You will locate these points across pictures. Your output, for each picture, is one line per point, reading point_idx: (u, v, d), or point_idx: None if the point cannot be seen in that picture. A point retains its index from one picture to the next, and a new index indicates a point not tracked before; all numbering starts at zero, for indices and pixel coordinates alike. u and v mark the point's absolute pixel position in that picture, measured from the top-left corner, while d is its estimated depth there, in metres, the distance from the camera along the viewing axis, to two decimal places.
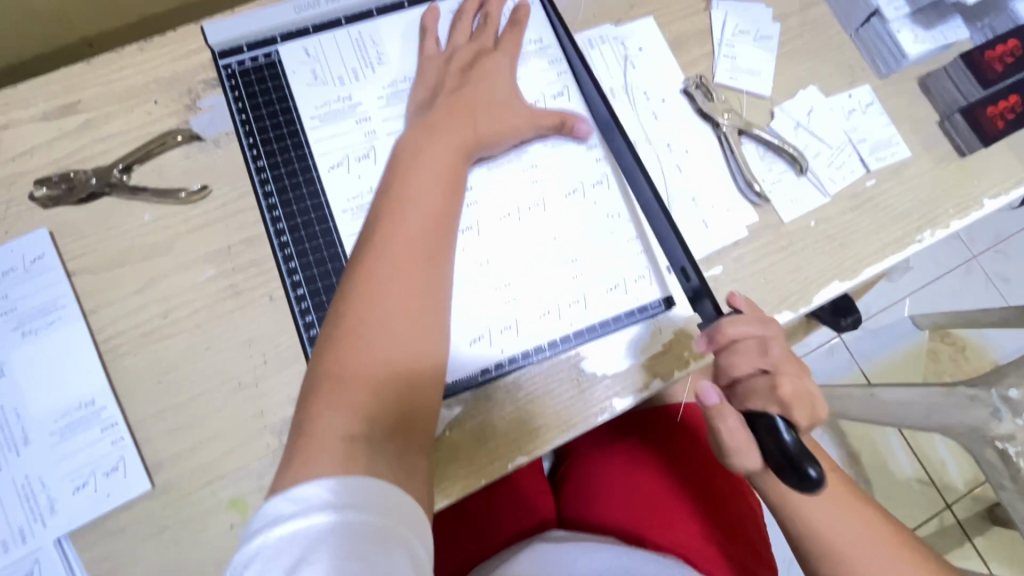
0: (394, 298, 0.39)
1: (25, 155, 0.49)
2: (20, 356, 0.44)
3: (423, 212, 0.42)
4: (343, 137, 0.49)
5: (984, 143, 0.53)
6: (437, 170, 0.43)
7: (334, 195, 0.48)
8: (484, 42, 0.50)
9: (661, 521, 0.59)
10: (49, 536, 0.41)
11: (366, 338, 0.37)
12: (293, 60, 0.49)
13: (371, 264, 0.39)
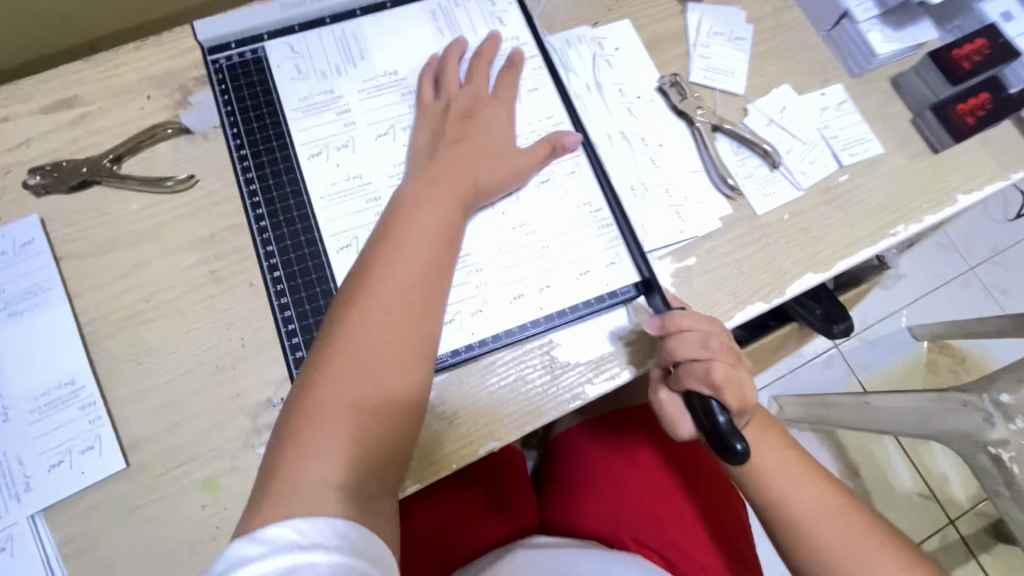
0: (379, 346, 0.38)
1: (21, 146, 0.51)
2: (5, 336, 0.45)
3: (417, 262, 0.41)
4: (323, 128, 0.50)
5: (956, 139, 0.55)
6: (434, 221, 0.43)
7: (313, 182, 0.49)
8: (479, 89, 0.51)
9: (637, 526, 0.58)
10: (23, 512, 0.42)
11: (347, 386, 0.37)
12: (277, 57, 0.52)
13: (356, 312, 0.39)
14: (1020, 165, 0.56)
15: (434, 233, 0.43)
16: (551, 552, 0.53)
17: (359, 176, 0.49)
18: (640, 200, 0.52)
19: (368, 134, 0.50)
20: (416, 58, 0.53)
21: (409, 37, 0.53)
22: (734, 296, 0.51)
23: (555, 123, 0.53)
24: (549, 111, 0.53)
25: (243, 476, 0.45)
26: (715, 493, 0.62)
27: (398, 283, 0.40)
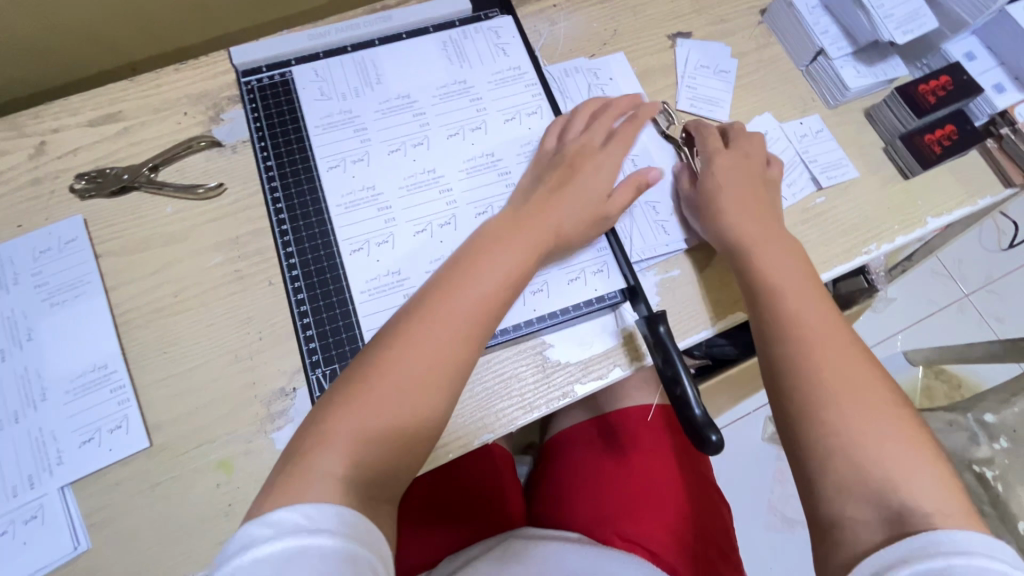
0: (423, 365, 0.41)
1: (70, 154, 0.56)
2: (46, 323, 0.50)
3: (479, 295, 0.44)
4: (343, 144, 0.56)
5: (924, 167, 0.59)
6: (504, 261, 0.46)
7: (333, 191, 0.54)
8: (594, 138, 0.54)
9: (621, 526, 0.61)
10: (54, 484, 0.46)
11: (382, 393, 0.39)
12: (305, 81, 0.57)
13: (415, 328, 0.42)
14: (988, 191, 0.60)
15: (503, 273, 0.46)
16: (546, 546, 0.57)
17: (376, 186, 0.54)
18: (628, 215, 0.56)
19: (384, 149, 0.56)
20: (428, 83, 0.58)
21: (421, 65, 0.59)
22: (715, 306, 0.55)
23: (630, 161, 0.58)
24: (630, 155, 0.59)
25: (255, 459, 0.48)
26: (697, 497, 0.65)
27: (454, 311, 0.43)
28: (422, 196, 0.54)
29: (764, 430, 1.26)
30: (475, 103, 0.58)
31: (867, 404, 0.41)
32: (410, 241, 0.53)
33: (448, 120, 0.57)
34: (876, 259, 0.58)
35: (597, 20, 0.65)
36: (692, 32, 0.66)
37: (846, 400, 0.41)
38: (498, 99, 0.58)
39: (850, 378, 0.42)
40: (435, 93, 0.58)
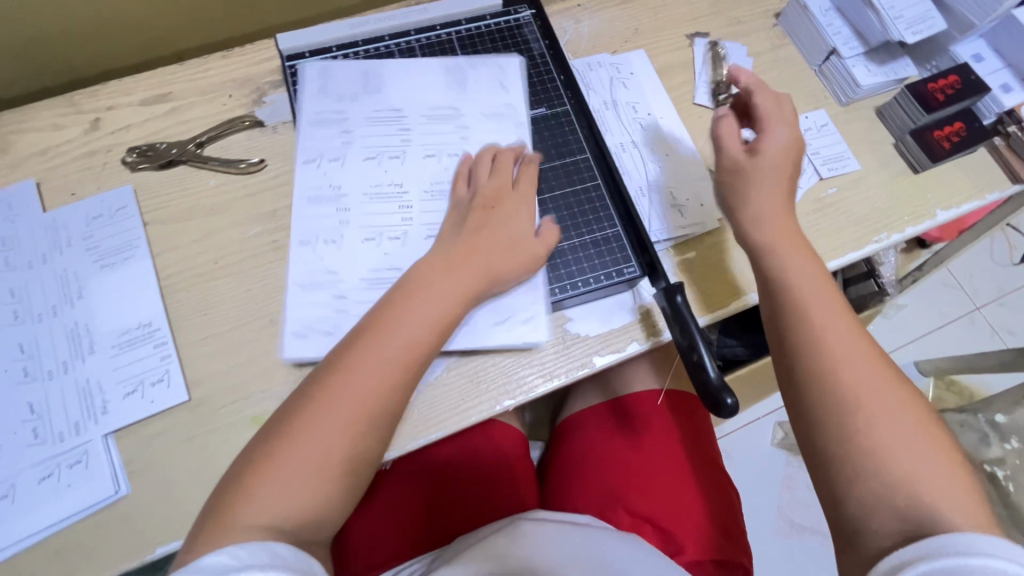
0: (342, 418, 0.41)
1: (123, 130, 0.60)
2: (95, 282, 0.53)
3: (405, 341, 0.44)
4: (322, 150, 0.58)
5: (933, 161, 0.61)
6: (432, 309, 0.46)
7: (305, 200, 0.56)
8: (502, 181, 0.54)
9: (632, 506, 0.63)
10: (99, 432, 0.48)
11: (301, 449, 0.40)
12: (315, 82, 0.60)
13: (336, 382, 0.42)
14: (997, 187, 0.62)
15: (429, 320, 0.46)
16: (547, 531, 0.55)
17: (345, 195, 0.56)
18: (646, 200, 0.59)
19: (356, 160, 0.57)
20: (424, 96, 0.60)
21: (423, 79, 0.60)
22: (731, 288, 0.56)
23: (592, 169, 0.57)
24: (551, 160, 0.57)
25: None
26: (707, 477, 0.66)
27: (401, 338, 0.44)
28: (382, 207, 0.56)
29: (774, 435, 1.26)
30: (457, 119, 0.59)
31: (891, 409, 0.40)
32: (361, 249, 0.54)
33: (429, 136, 0.58)
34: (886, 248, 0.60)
35: (619, 19, 0.68)
36: (710, 32, 0.69)
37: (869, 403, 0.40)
38: (484, 118, 0.59)
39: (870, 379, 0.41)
40: (427, 107, 0.59)
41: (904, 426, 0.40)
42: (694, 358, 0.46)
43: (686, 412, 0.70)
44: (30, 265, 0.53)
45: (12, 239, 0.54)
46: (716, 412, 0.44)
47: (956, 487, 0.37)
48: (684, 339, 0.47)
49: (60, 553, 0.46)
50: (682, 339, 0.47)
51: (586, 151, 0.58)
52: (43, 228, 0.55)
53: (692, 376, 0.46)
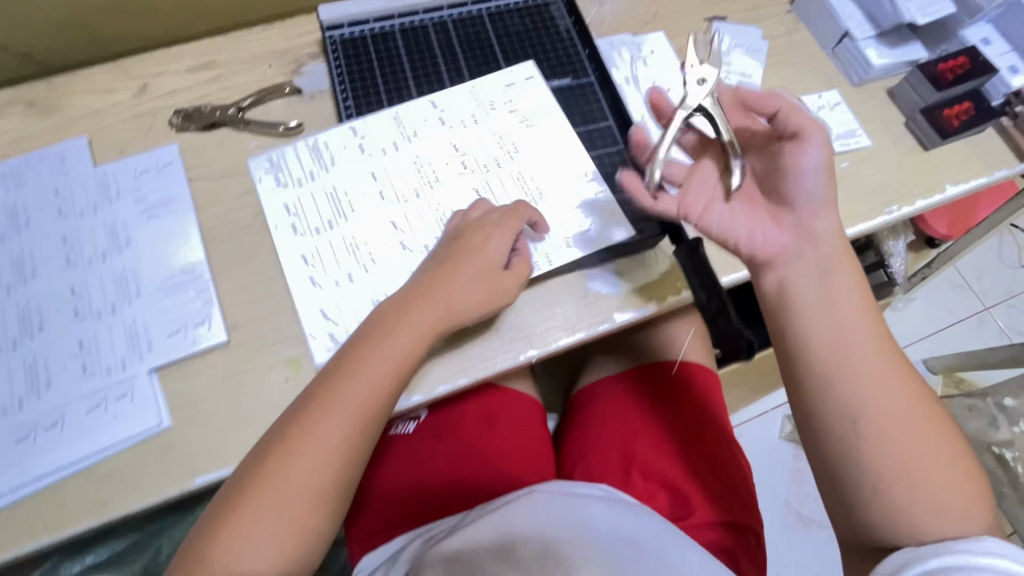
0: (317, 452, 0.44)
1: (169, 95, 0.64)
2: (143, 231, 0.56)
3: (374, 376, 0.47)
4: (381, 133, 0.60)
5: (943, 138, 0.63)
6: (397, 346, 0.48)
7: (308, 147, 0.60)
8: (491, 213, 0.54)
9: (646, 469, 0.66)
10: (144, 367, 0.51)
11: (280, 484, 0.43)
12: (444, 91, 0.62)
13: (312, 418, 0.45)
14: (1004, 165, 0.64)
15: (394, 357, 0.48)
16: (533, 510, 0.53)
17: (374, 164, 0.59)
18: (666, 169, 0.62)
19: (415, 155, 0.59)
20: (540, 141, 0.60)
21: (543, 125, 0.60)
22: None
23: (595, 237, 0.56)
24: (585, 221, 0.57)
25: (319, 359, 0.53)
26: (718, 444, 0.68)
27: (395, 355, 0.48)
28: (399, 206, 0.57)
29: (782, 428, 1.27)
30: (516, 149, 0.59)
31: (914, 448, 0.43)
32: (364, 216, 0.57)
33: (497, 180, 0.58)
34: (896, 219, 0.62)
35: (641, 3, 0.71)
36: (727, 16, 0.72)
37: (897, 438, 0.43)
38: (565, 180, 0.58)
39: (898, 416, 0.44)
40: (529, 145, 0.60)
41: (925, 454, 0.43)
42: (712, 311, 0.49)
43: (697, 383, 0.72)
44: (81, 214, 0.56)
45: (64, 189, 0.57)
46: (737, 355, 0.46)
47: (966, 511, 0.42)
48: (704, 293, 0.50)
49: (104, 481, 0.48)
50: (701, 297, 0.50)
51: (610, 118, 0.61)
52: (94, 181, 0.58)
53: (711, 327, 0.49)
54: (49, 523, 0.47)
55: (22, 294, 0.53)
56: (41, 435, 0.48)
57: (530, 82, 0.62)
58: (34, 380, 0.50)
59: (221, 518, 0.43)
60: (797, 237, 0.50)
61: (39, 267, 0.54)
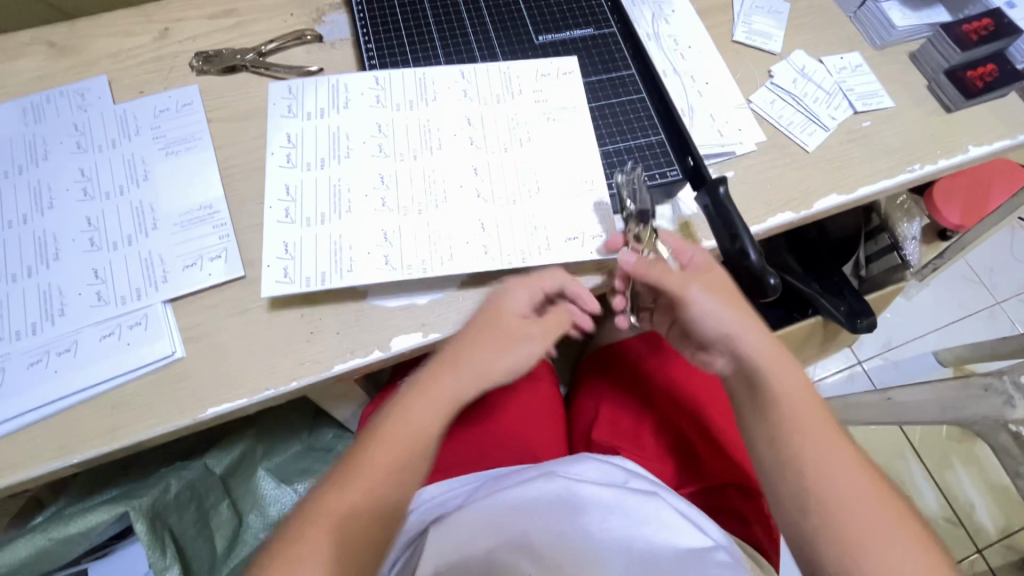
0: (380, 483, 0.41)
1: (190, 40, 0.63)
2: (161, 167, 0.56)
3: (427, 420, 0.45)
4: (402, 88, 0.56)
5: (966, 98, 0.62)
6: (445, 395, 0.47)
7: (329, 87, 0.56)
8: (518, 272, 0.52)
9: (646, 444, 0.65)
10: (159, 298, 0.50)
11: (341, 517, 0.38)
12: (477, 65, 0.58)
13: (365, 461, 0.42)
14: None
15: (447, 404, 0.47)
16: (518, 494, 0.50)
17: (384, 109, 0.55)
18: (689, 122, 0.61)
19: (423, 115, 0.55)
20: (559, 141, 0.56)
21: (569, 121, 0.56)
22: (767, 205, 0.58)
23: (581, 244, 0.52)
24: (578, 227, 0.52)
25: (334, 296, 0.52)
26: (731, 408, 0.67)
27: (449, 391, 0.47)
28: (392, 162, 0.53)
29: None
30: (520, 115, 0.56)
31: (875, 523, 0.37)
32: (358, 162, 0.53)
33: (499, 170, 0.53)
34: (919, 177, 0.61)
35: None
36: None
37: (849, 510, 0.38)
38: (571, 182, 0.53)
39: (850, 487, 0.39)
40: (546, 136, 0.55)
41: (888, 536, 0.37)
42: (734, 268, 0.51)
43: None
44: (100, 149, 0.56)
45: (83, 125, 0.57)
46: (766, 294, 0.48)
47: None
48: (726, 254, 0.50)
49: (116, 408, 0.47)
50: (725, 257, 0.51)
51: (631, 68, 0.61)
52: (114, 119, 0.58)
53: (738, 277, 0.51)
54: (60, 447, 0.46)
55: (39, 224, 0.53)
56: (54, 360, 0.48)
57: (568, 77, 0.57)
58: (48, 307, 0.50)
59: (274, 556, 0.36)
60: (729, 361, 0.47)
61: (57, 198, 0.54)
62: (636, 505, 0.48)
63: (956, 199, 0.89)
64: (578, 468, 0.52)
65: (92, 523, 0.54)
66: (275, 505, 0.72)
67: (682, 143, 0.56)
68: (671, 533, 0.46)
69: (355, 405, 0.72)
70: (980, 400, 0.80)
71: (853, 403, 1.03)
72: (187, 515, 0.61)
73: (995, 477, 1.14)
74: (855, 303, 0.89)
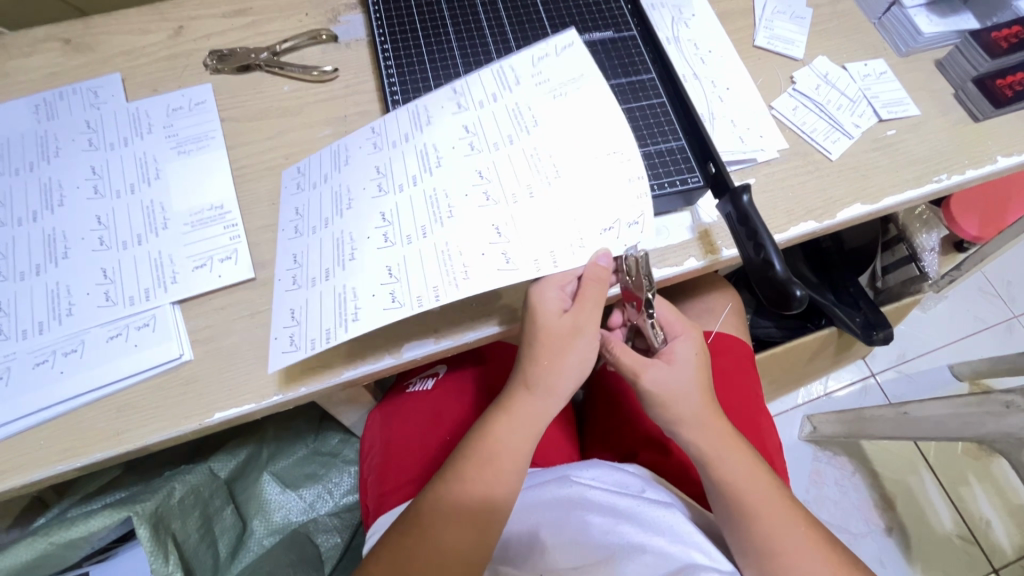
0: (472, 492, 0.45)
1: (204, 38, 0.63)
2: (173, 166, 0.55)
3: (514, 439, 0.47)
4: (397, 125, 0.52)
5: (996, 107, 0.61)
6: (527, 416, 0.47)
7: (330, 151, 0.54)
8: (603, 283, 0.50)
9: (653, 444, 0.65)
10: (167, 299, 0.50)
11: (443, 513, 0.44)
12: (466, 77, 0.53)
13: (464, 469, 0.46)
14: None
15: (531, 425, 0.47)
16: (532, 493, 0.51)
17: (386, 152, 0.51)
18: (709, 127, 0.60)
19: (418, 143, 0.51)
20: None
21: (578, 97, 0.50)
22: (789, 214, 0.57)
23: (616, 237, 0.47)
24: (612, 216, 0.47)
25: None
26: (747, 405, 0.66)
27: (531, 414, 0.47)
28: (392, 197, 0.49)
29: (802, 429, 1.16)
30: (526, 96, 0.51)
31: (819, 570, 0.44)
32: (361, 165, 0.52)
33: (507, 165, 0.49)
34: (945, 188, 0.60)
35: None
36: None
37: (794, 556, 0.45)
38: (595, 159, 0.48)
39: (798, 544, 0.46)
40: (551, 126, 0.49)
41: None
42: (754, 277, 0.48)
43: (723, 353, 0.69)
44: (112, 147, 0.56)
45: (95, 122, 0.57)
46: (789, 306, 0.47)
47: None
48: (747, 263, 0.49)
49: (123, 410, 0.47)
50: (745, 268, 0.49)
51: (651, 72, 0.60)
52: (126, 116, 0.57)
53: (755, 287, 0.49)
54: (65, 450, 0.45)
55: (49, 222, 0.52)
56: (60, 360, 0.47)
57: (569, 52, 0.51)
58: (56, 306, 0.49)
59: (388, 543, 0.44)
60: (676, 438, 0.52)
61: (67, 196, 0.53)
62: (653, 514, 0.47)
63: (976, 211, 0.83)
64: (592, 472, 0.51)
65: (94, 527, 0.53)
66: (280, 510, 0.71)
67: (703, 149, 0.54)
68: (688, 547, 0.45)
69: (361, 410, 0.71)
70: (1004, 416, 0.76)
71: (866, 417, 1.00)
72: (190, 521, 0.60)
73: (1012, 496, 1.11)
74: (871, 314, 0.87)
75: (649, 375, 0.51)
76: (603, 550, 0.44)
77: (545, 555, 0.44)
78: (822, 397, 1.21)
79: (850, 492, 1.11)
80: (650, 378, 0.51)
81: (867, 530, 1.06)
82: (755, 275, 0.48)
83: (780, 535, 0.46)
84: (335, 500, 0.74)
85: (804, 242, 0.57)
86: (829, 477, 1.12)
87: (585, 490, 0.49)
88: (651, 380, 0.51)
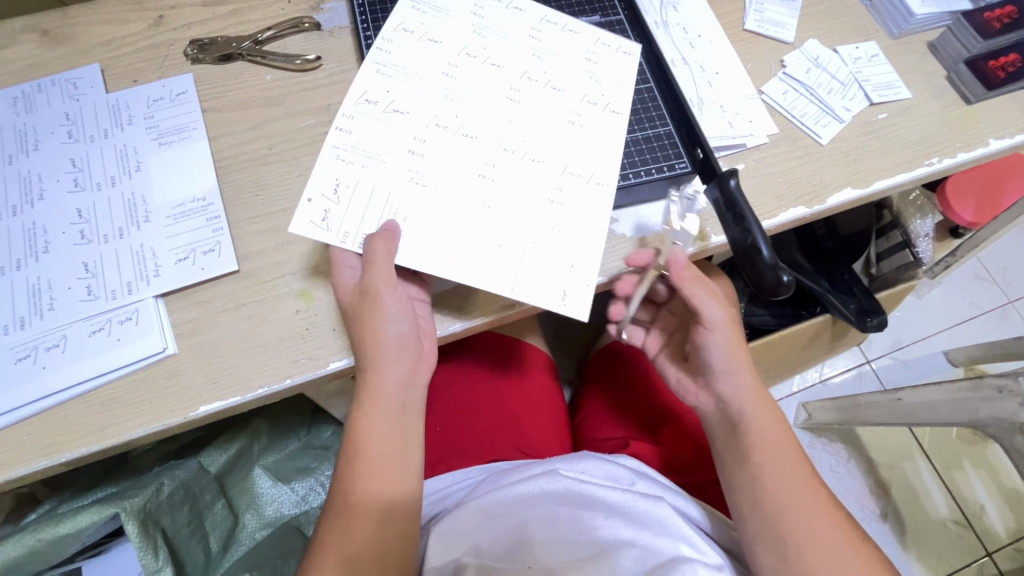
0: (377, 492, 0.43)
1: (185, 27, 0.61)
2: (154, 158, 0.54)
3: (384, 427, 0.45)
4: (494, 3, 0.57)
5: (988, 89, 0.60)
6: (390, 397, 0.45)
7: None
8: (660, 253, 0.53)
9: (645, 433, 0.66)
10: (150, 292, 0.49)
11: (360, 528, 0.42)
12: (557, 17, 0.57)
13: (359, 477, 0.44)
14: None
15: (396, 406, 0.45)
16: (518, 488, 0.50)
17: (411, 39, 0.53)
18: (698, 112, 0.59)
19: (450, 39, 0.54)
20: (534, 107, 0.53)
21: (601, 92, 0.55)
22: (778, 199, 0.56)
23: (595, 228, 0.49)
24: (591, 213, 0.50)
25: (334, 291, 0.50)
26: None
27: (391, 389, 0.45)
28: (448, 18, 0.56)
29: (798, 416, 1.16)
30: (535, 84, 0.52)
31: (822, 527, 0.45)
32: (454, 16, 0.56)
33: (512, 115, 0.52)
34: (937, 171, 0.59)
35: None
36: None
37: (799, 510, 0.45)
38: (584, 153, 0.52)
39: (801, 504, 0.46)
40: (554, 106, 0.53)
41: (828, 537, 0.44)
42: (746, 269, 0.48)
43: None
44: (92, 139, 0.55)
45: (74, 114, 0.56)
46: (776, 291, 0.46)
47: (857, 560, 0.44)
48: (739, 253, 0.48)
49: (107, 404, 0.46)
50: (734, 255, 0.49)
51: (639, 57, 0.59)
52: (106, 108, 0.57)
53: (749, 280, 0.48)
54: (49, 445, 0.45)
55: (28, 216, 0.51)
56: (43, 356, 0.47)
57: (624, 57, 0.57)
58: (37, 301, 0.48)
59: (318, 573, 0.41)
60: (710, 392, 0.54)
61: (47, 189, 0.52)
62: (644, 506, 0.47)
63: (970, 194, 0.83)
64: (582, 465, 0.51)
65: (82, 524, 0.52)
66: (271, 504, 0.72)
67: (692, 137, 0.53)
68: (676, 540, 0.45)
69: (352, 402, 0.70)
70: (997, 401, 0.76)
71: (861, 403, 1.00)
72: (180, 515, 0.60)
73: (1007, 482, 1.12)
74: (866, 301, 0.87)
75: (710, 311, 0.51)
76: (592, 546, 0.45)
77: (537, 552, 0.45)
78: (818, 384, 1.21)
79: (845, 479, 1.11)
80: (712, 312, 0.50)
81: (860, 516, 1.06)
82: (744, 265, 0.48)
83: (775, 484, 0.47)
84: (328, 493, 0.75)
85: (793, 228, 0.57)
86: (824, 464, 1.13)
87: (583, 488, 0.49)
88: (710, 313, 0.51)
